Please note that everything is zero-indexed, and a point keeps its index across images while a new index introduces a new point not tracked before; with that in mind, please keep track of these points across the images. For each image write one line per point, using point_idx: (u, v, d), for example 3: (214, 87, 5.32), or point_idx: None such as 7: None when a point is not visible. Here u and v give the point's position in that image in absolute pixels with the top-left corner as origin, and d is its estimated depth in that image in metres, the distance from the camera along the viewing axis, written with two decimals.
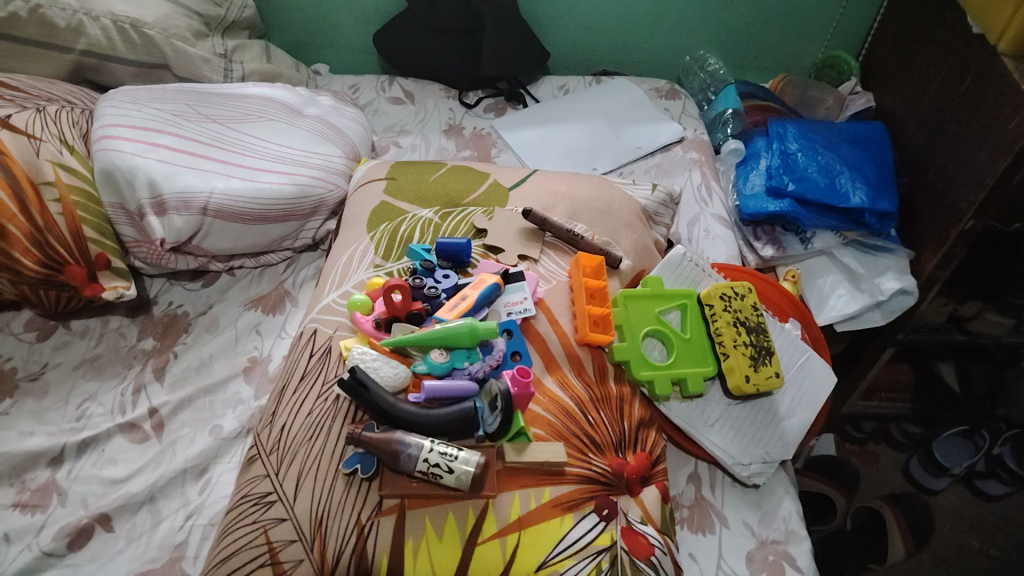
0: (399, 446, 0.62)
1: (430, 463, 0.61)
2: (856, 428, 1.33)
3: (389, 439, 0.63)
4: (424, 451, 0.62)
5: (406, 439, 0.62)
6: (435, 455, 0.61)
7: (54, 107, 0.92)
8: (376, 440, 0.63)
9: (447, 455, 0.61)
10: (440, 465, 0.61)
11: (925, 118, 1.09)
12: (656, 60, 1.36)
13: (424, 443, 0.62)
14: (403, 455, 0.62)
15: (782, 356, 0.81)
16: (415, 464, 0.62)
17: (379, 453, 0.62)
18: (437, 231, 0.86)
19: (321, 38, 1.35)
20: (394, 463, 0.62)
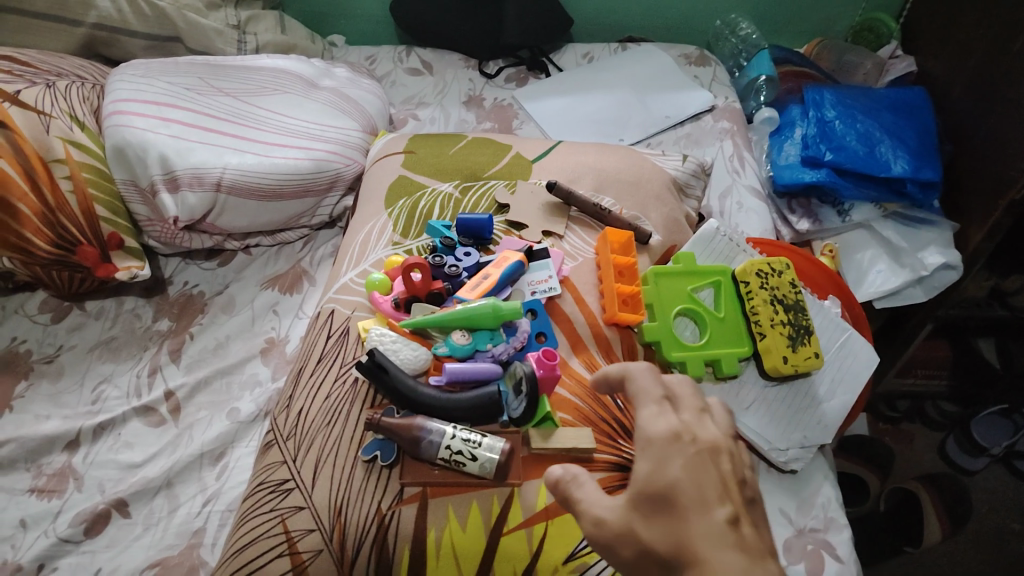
0: (419, 433, 0.59)
1: (452, 449, 0.59)
2: (890, 407, 1.25)
3: (410, 425, 0.60)
4: (445, 438, 0.59)
5: (427, 425, 0.60)
6: (457, 442, 0.59)
7: (64, 82, 0.89)
8: (395, 425, 0.60)
9: (470, 442, 0.59)
10: (463, 452, 0.59)
11: (971, 81, 1.03)
12: (684, 26, 1.31)
13: (445, 429, 0.60)
14: (425, 442, 0.59)
15: (821, 336, 0.77)
16: (437, 450, 0.59)
17: (400, 439, 0.60)
18: (457, 206, 0.82)
19: (337, 8, 1.31)
20: (416, 450, 0.60)
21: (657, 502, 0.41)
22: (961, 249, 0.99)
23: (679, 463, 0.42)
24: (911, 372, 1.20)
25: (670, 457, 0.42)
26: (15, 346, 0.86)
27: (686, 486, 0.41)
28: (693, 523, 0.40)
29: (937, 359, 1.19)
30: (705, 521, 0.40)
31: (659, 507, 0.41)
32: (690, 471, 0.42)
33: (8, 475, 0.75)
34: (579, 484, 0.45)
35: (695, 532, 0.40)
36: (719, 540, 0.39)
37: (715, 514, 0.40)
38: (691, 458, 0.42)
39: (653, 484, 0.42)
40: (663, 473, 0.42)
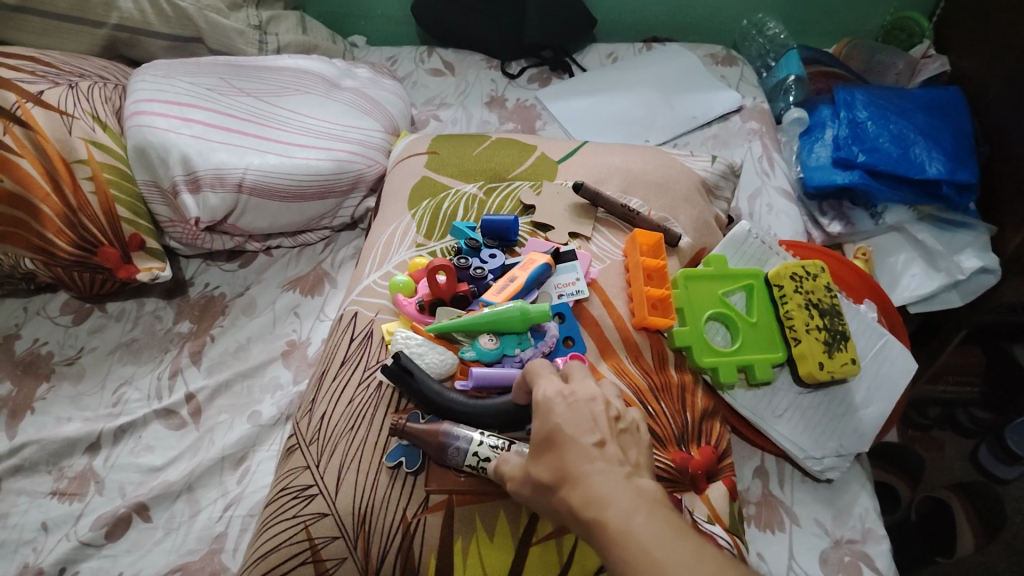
0: (445, 439, 0.58)
1: (480, 458, 0.57)
2: (919, 413, 1.19)
3: (436, 430, 0.58)
4: (473, 445, 0.57)
5: (454, 431, 0.58)
6: (485, 450, 0.57)
7: (86, 83, 0.89)
8: (421, 432, 0.59)
9: (498, 449, 0.57)
10: (491, 460, 0.57)
11: (1008, 80, 1.00)
12: (710, 25, 1.29)
13: (472, 436, 0.58)
14: (452, 449, 0.58)
15: (857, 341, 0.75)
16: (465, 458, 0.57)
17: (425, 445, 0.59)
18: (482, 207, 0.81)
19: (358, 9, 1.30)
20: (442, 457, 0.58)
21: (541, 443, 0.45)
22: (999, 253, 0.96)
23: (558, 408, 0.46)
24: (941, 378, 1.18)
25: (546, 405, 0.47)
26: (37, 347, 0.86)
27: (560, 422, 0.45)
28: (566, 451, 0.44)
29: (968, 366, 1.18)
30: (576, 445, 0.43)
31: (544, 445, 0.45)
32: (562, 411, 0.46)
33: (30, 478, 0.75)
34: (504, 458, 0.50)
35: (567, 457, 0.43)
36: (589, 458, 0.43)
37: (586, 439, 0.44)
38: (563, 401, 0.46)
39: (536, 429, 0.46)
40: (541, 419, 0.46)
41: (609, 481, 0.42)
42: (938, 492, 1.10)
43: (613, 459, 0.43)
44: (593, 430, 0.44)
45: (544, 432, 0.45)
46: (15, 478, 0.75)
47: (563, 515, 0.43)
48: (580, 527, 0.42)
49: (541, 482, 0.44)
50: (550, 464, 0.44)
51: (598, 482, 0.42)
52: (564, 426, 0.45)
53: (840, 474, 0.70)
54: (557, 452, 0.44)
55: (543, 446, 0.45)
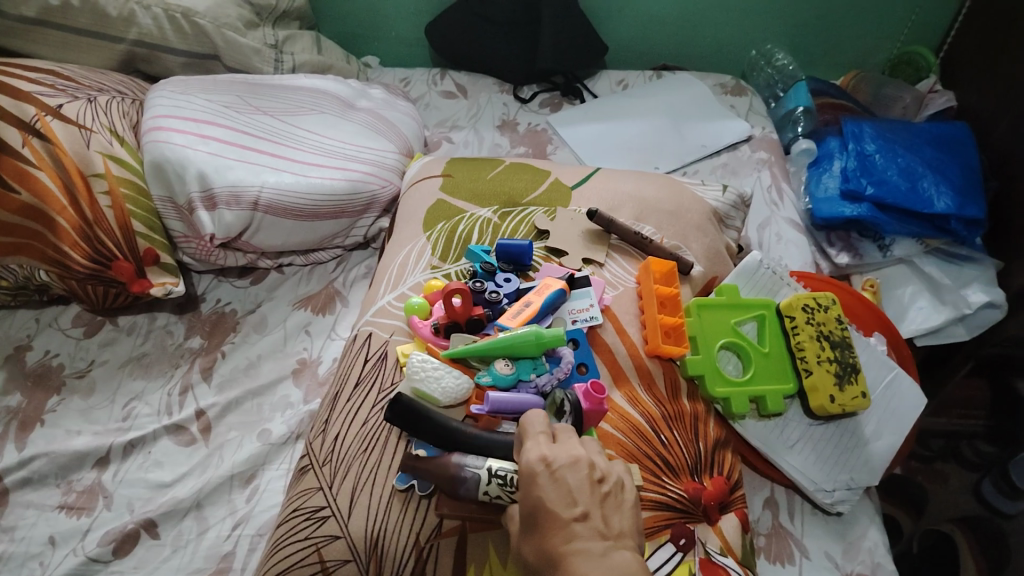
0: (454, 477, 0.57)
1: (490, 493, 0.56)
2: (923, 445, 1.19)
3: (445, 464, 0.58)
4: (481, 483, 0.56)
5: (462, 467, 0.57)
6: (494, 487, 0.56)
7: (105, 98, 0.90)
8: (430, 468, 0.58)
9: (507, 487, 0.56)
10: (501, 495, 0.56)
11: (1015, 118, 1.01)
12: (719, 55, 1.31)
13: (480, 470, 0.56)
14: (461, 488, 0.57)
15: (867, 373, 0.75)
16: (475, 493, 0.57)
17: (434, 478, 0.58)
18: (496, 231, 0.82)
19: (372, 30, 1.32)
20: (451, 492, 0.58)
21: (529, 517, 0.48)
22: (1006, 288, 0.97)
23: (541, 481, 0.48)
24: (945, 411, 1.17)
25: (528, 474, 0.49)
26: (48, 359, 0.86)
27: (543, 497, 0.47)
28: (550, 531, 0.46)
29: (972, 400, 1.16)
30: (558, 524, 0.46)
31: (531, 523, 0.48)
32: (544, 483, 0.48)
33: (37, 491, 0.75)
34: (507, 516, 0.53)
35: (551, 537, 0.46)
36: (571, 537, 0.45)
37: (568, 514, 0.46)
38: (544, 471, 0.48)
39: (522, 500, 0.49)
40: (525, 490, 0.49)
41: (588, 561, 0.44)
42: (941, 525, 1.10)
43: (590, 537, 0.45)
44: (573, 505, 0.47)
45: (530, 504, 0.48)
46: (23, 491, 0.75)
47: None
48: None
49: (531, 557, 0.47)
50: (537, 539, 0.47)
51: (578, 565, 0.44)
52: (545, 503, 0.47)
53: (850, 507, 0.70)
54: (542, 529, 0.47)
55: (530, 518, 0.48)
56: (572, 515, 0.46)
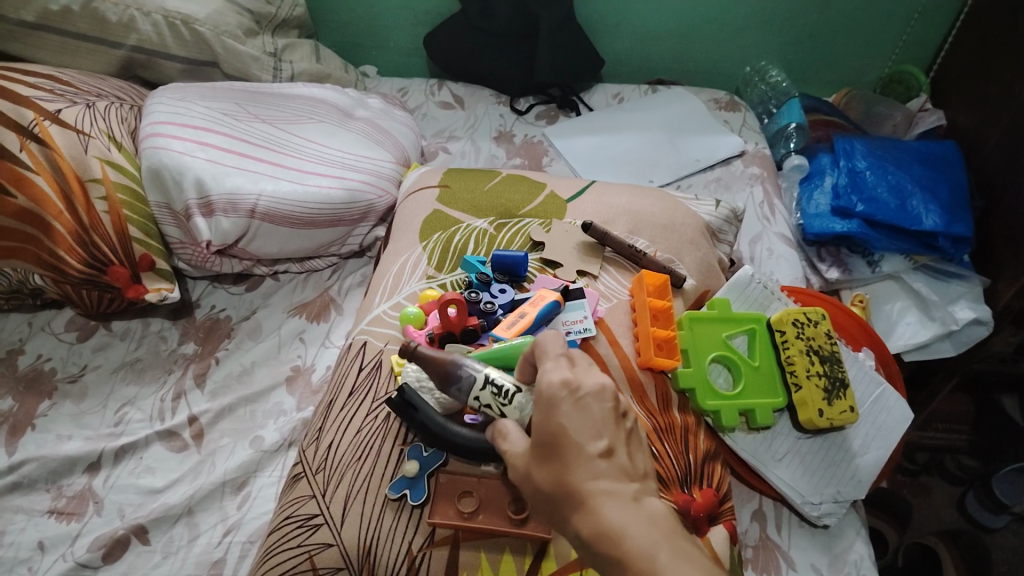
0: (449, 372, 0.59)
1: (481, 400, 0.57)
2: (909, 460, 1.21)
3: (444, 359, 0.60)
4: (474, 386, 0.57)
5: (460, 367, 0.59)
6: (486, 394, 0.56)
7: (104, 103, 0.90)
8: (432, 358, 0.60)
9: (498, 398, 0.56)
10: (490, 404, 0.56)
11: (1003, 138, 1.03)
12: (714, 71, 1.32)
13: (477, 375, 0.58)
14: (454, 387, 0.59)
15: (855, 388, 0.76)
16: (466, 395, 0.58)
17: (431, 374, 0.60)
18: (492, 242, 0.83)
19: (371, 40, 1.33)
20: (446, 389, 0.60)
21: (546, 447, 0.44)
22: (992, 306, 0.98)
23: (564, 407, 0.45)
24: (931, 425, 1.15)
25: (549, 399, 0.45)
26: (40, 363, 0.86)
27: (566, 428, 0.44)
28: (573, 467, 0.43)
29: (958, 415, 1.15)
30: (583, 458, 0.43)
31: (549, 451, 0.44)
32: (568, 412, 0.44)
33: (27, 496, 0.75)
34: (504, 434, 0.49)
35: (574, 472, 0.43)
36: (597, 475, 0.43)
37: (595, 451, 0.43)
38: (568, 397, 0.45)
39: (539, 427, 0.45)
40: (544, 416, 0.45)
41: (618, 506, 0.42)
42: (926, 539, 1.11)
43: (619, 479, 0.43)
44: (601, 440, 0.44)
45: (549, 433, 0.44)
46: (12, 495, 0.75)
47: (564, 526, 0.44)
48: (584, 549, 0.42)
49: (543, 489, 0.44)
50: (552, 472, 0.44)
51: (605, 509, 0.42)
52: (571, 434, 0.44)
53: (836, 521, 0.71)
54: (561, 463, 0.44)
55: (547, 449, 0.44)
56: (599, 451, 0.43)
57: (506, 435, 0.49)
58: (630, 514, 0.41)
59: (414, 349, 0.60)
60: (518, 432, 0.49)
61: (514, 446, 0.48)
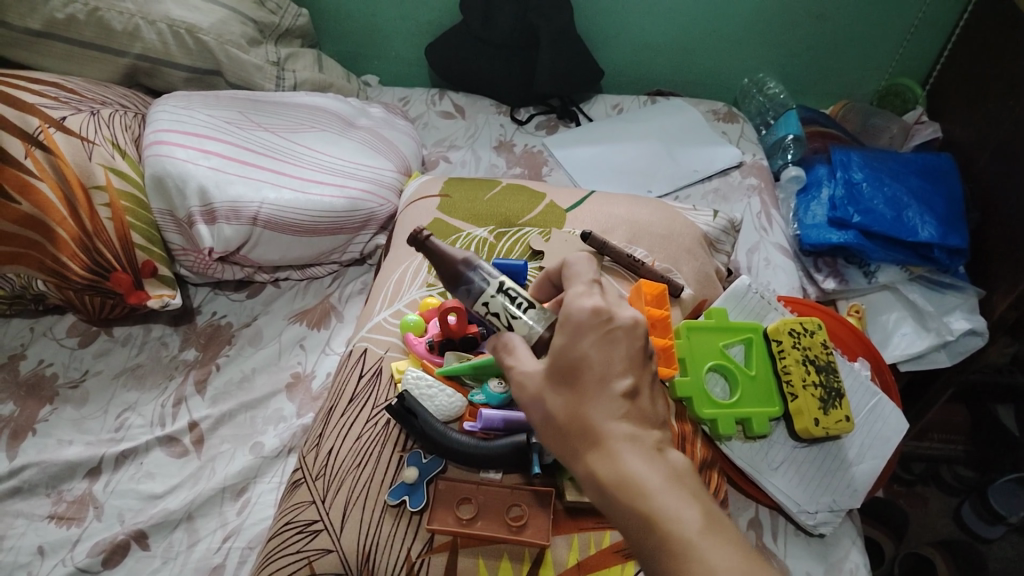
0: (461, 273, 0.55)
1: (489, 308, 0.53)
2: (906, 469, 1.21)
3: (457, 258, 0.55)
4: (486, 292, 0.53)
5: (474, 268, 0.55)
6: (496, 303, 0.52)
7: (108, 111, 0.91)
8: (444, 255, 0.55)
9: (508, 308, 0.52)
10: (499, 313, 0.52)
11: (997, 150, 1.04)
12: (713, 82, 1.34)
13: (491, 280, 0.53)
14: (462, 288, 0.55)
15: (851, 398, 0.77)
16: (473, 301, 0.54)
17: (440, 270, 0.56)
18: (492, 250, 0.83)
19: (373, 49, 1.34)
20: (453, 289, 0.56)
21: (565, 374, 0.46)
22: (987, 317, 0.99)
23: (591, 337, 0.47)
24: (927, 435, 1.17)
25: (579, 328, 0.47)
26: (42, 368, 0.87)
27: (594, 360, 0.46)
28: (595, 404, 0.46)
29: (954, 424, 1.16)
30: (605, 396, 0.46)
31: (567, 377, 0.46)
32: (598, 346, 0.47)
33: (28, 500, 0.75)
34: (509, 350, 0.50)
35: (595, 408, 0.46)
36: (616, 418, 0.45)
37: (621, 392, 0.46)
38: (600, 329, 0.47)
39: (563, 355, 0.47)
40: (570, 345, 0.47)
41: (637, 447, 0.45)
42: (922, 548, 1.11)
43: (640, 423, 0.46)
44: (626, 381, 0.46)
45: (574, 364, 0.46)
46: (13, 500, 0.75)
47: (574, 461, 0.46)
48: (593, 485, 0.44)
49: (558, 418, 0.46)
50: (572, 405, 0.46)
51: (625, 449, 0.44)
52: (598, 371, 0.46)
53: (832, 529, 0.72)
54: (583, 396, 0.46)
55: (569, 379, 0.46)
56: (625, 393, 0.46)
57: (512, 351, 0.50)
58: (648, 456, 0.44)
59: (427, 240, 0.56)
60: (524, 350, 0.50)
61: (521, 362, 0.49)
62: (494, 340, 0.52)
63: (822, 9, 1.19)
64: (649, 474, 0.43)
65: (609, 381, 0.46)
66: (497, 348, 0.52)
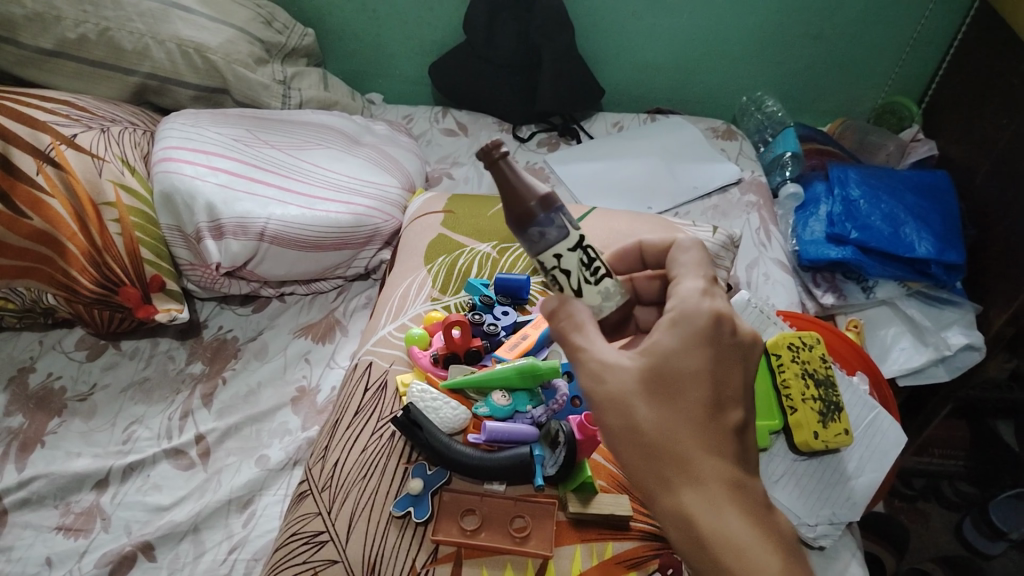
0: (537, 214, 0.47)
1: (561, 264, 0.49)
2: (906, 484, 1.22)
3: (536, 193, 0.47)
4: (564, 245, 0.48)
5: (554, 211, 0.47)
6: (575, 261, 0.49)
7: (118, 129, 0.93)
8: (518, 184, 0.47)
9: (586, 270, 0.50)
10: (572, 273, 0.49)
11: (993, 168, 1.05)
12: (712, 100, 1.36)
13: (571, 232, 0.48)
14: (533, 231, 0.47)
15: (850, 412, 0.78)
16: (540, 253, 0.49)
17: (511, 202, 0.47)
18: (495, 265, 0.86)
19: (376, 68, 1.36)
20: (516, 229, 0.48)
21: (666, 390, 0.48)
22: (985, 332, 1.00)
23: (706, 352, 0.49)
24: (927, 450, 1.18)
25: (693, 345, 0.49)
26: (50, 382, 0.88)
27: (701, 375, 0.48)
28: (695, 434, 0.47)
29: (954, 440, 1.17)
30: (708, 433, 0.47)
31: (665, 388, 0.48)
32: (709, 369, 0.49)
33: (36, 512, 0.76)
34: (579, 326, 0.50)
35: (694, 440, 0.47)
36: (715, 460, 0.47)
37: (722, 426, 0.48)
38: (714, 350, 0.49)
39: (669, 370, 0.48)
40: (680, 360, 0.49)
41: (733, 491, 0.46)
42: (922, 563, 1.11)
43: (737, 465, 0.48)
44: (726, 414, 0.49)
45: (680, 384, 0.48)
46: (21, 511, 0.76)
47: (659, 486, 0.47)
48: (680, 521, 0.46)
49: (649, 437, 0.47)
50: (668, 426, 0.47)
51: (719, 490, 0.46)
52: (704, 398, 0.48)
53: (831, 543, 0.72)
54: (684, 421, 0.47)
55: (670, 399, 0.48)
56: (727, 429, 0.48)
57: (581, 329, 0.50)
58: (743, 504, 0.46)
59: (501, 160, 0.46)
60: (594, 329, 0.50)
61: (595, 347, 0.49)
62: (558, 304, 0.51)
63: (819, 29, 1.21)
64: (741, 524, 0.45)
65: (713, 411, 0.48)
66: (561, 312, 0.51)
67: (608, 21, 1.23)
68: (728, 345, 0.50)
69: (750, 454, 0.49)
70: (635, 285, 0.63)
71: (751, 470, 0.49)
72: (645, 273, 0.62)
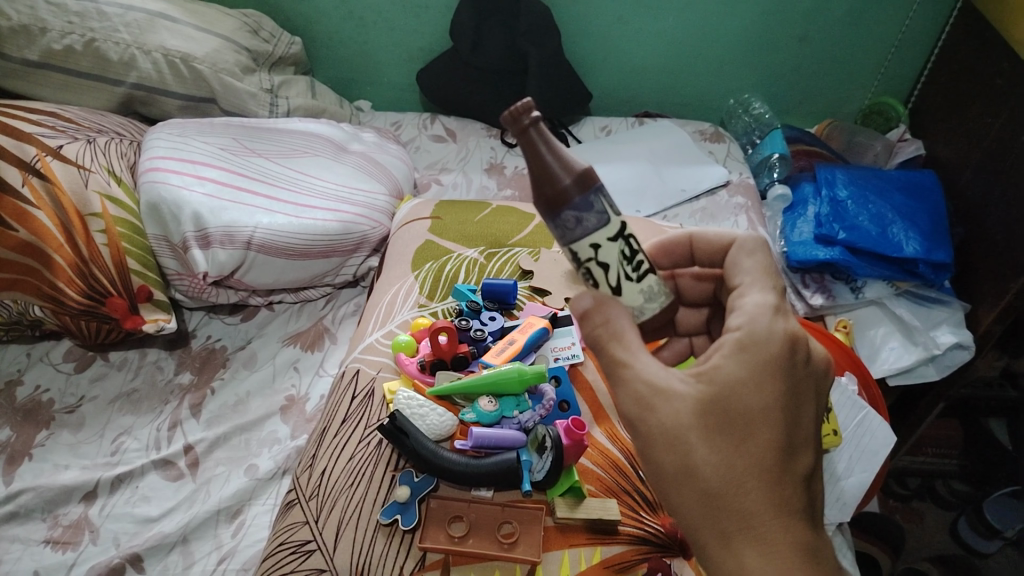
0: (572, 196, 0.46)
1: (599, 256, 0.48)
2: (901, 484, 1.20)
3: (572, 170, 0.46)
4: (602, 234, 0.48)
5: (592, 193, 0.46)
6: (615, 252, 0.48)
7: (104, 139, 0.93)
8: (553, 156, 0.45)
9: (627, 264, 0.49)
10: (612, 268, 0.49)
11: (980, 166, 1.06)
12: (700, 103, 1.36)
13: (611, 219, 0.48)
14: (568, 216, 0.47)
15: (839, 412, 0.77)
16: (578, 245, 0.48)
17: (545, 182, 0.46)
18: (482, 271, 0.86)
19: (364, 75, 1.36)
20: (549, 211, 0.47)
21: (734, 431, 0.47)
22: (975, 330, 1.00)
23: (777, 377, 0.48)
24: (921, 449, 1.17)
25: (764, 377, 0.48)
26: (38, 394, 0.88)
27: (764, 413, 0.48)
28: (761, 485, 0.47)
29: (947, 439, 1.17)
30: (776, 486, 0.47)
31: (730, 426, 0.47)
32: (778, 408, 0.48)
33: (24, 525, 0.76)
34: (620, 337, 0.50)
35: (762, 495, 0.47)
36: (786, 524, 0.46)
37: (790, 476, 0.48)
38: (787, 385, 0.49)
39: (735, 407, 0.48)
40: (749, 397, 0.48)
41: (801, 554, 0.46)
42: (917, 564, 1.10)
43: (803, 521, 0.47)
44: (794, 462, 0.48)
45: (748, 425, 0.47)
46: (9, 525, 0.76)
47: (719, 540, 0.47)
48: None
49: (712, 485, 0.47)
50: (731, 475, 0.47)
51: (787, 552, 0.45)
52: (774, 442, 0.47)
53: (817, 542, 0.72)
54: (751, 469, 0.47)
55: (735, 441, 0.47)
56: (795, 479, 0.48)
57: (622, 340, 0.50)
58: (812, 568, 0.45)
59: (531, 127, 0.45)
60: (634, 337, 0.50)
61: (639, 362, 0.49)
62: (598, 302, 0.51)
63: (805, 30, 1.22)
64: None
65: (783, 459, 0.48)
66: (597, 314, 0.50)
67: (595, 25, 1.23)
68: (797, 380, 0.50)
69: (814, 505, 0.49)
70: (680, 283, 0.64)
71: (816, 522, 0.48)
72: (691, 273, 0.64)
